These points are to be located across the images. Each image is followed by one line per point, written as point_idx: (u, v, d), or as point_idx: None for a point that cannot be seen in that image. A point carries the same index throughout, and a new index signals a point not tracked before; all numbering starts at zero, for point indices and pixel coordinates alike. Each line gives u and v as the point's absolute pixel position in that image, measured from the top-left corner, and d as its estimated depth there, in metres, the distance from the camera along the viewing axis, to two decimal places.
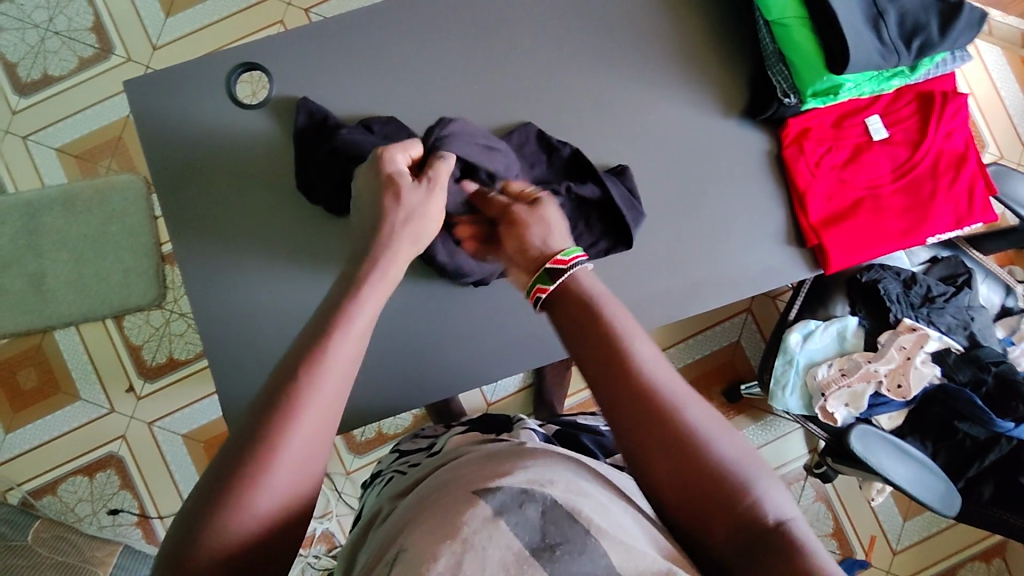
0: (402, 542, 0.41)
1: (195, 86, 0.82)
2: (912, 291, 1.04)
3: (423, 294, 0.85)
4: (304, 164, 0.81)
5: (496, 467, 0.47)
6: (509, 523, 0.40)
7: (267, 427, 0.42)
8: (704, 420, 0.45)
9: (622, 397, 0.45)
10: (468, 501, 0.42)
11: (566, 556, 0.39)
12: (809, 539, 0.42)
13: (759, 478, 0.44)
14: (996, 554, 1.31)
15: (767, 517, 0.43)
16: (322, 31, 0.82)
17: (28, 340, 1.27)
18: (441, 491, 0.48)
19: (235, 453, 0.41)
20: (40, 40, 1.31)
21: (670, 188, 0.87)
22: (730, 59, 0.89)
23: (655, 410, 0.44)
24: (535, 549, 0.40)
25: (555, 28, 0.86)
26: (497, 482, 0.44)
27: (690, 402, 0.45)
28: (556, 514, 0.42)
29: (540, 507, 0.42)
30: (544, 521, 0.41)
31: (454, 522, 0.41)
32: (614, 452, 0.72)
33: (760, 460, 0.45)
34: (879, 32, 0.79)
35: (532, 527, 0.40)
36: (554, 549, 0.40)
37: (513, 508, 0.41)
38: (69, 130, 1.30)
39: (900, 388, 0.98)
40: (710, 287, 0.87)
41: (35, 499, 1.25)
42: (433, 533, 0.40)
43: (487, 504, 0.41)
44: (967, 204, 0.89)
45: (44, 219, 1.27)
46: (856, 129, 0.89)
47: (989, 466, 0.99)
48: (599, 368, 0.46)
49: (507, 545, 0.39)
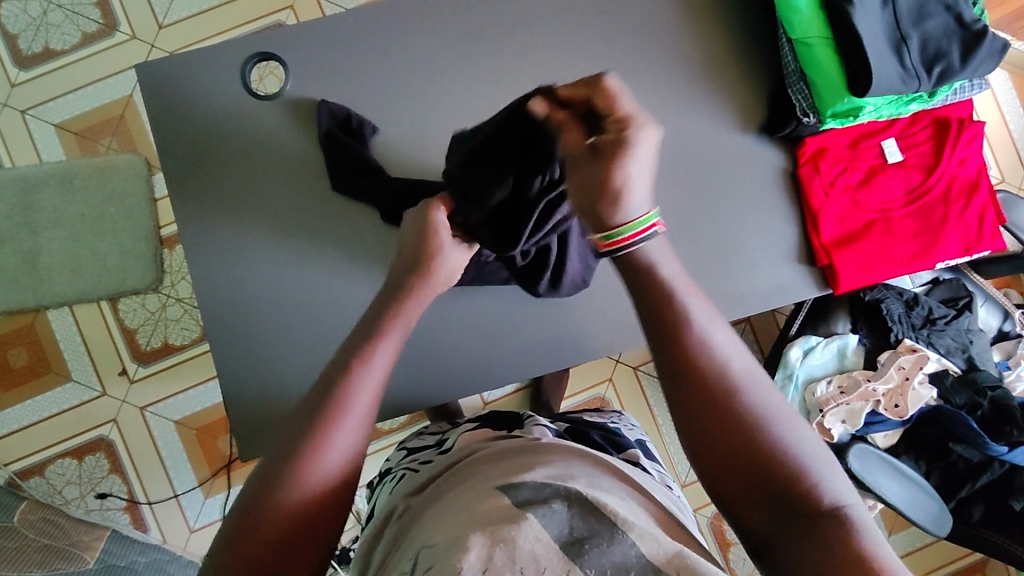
0: (425, 538, 0.42)
1: (209, 73, 0.80)
2: (914, 312, 1.05)
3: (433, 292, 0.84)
4: (338, 166, 0.81)
5: (518, 462, 0.48)
6: (535, 514, 0.40)
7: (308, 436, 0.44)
8: (765, 403, 0.44)
9: (680, 378, 0.45)
10: (497, 497, 0.43)
11: (596, 550, 0.39)
12: (868, 528, 0.41)
13: (821, 470, 0.43)
14: (976, 571, 1.34)
15: (827, 502, 0.41)
16: (341, 26, 0.81)
17: (20, 318, 1.25)
18: (460, 488, 0.48)
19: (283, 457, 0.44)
20: (43, 12, 1.28)
21: (681, 202, 0.87)
22: (751, 75, 0.89)
23: (709, 394, 0.44)
24: (564, 543, 0.39)
25: (577, 35, 0.85)
26: (522, 477, 0.45)
27: (747, 382, 0.45)
28: (582, 509, 0.42)
29: (566, 502, 0.42)
30: (571, 516, 0.41)
31: (481, 514, 0.41)
32: (629, 449, 0.72)
33: (823, 449, 0.44)
34: (901, 57, 0.79)
35: (559, 521, 0.40)
36: (581, 543, 0.39)
37: (540, 503, 0.42)
38: (69, 106, 1.27)
39: (896, 408, 0.98)
40: (719, 301, 0.87)
41: (22, 480, 1.23)
42: (458, 528, 0.41)
43: (511, 501, 0.42)
44: (976, 231, 0.90)
45: (41, 196, 1.25)
46: (872, 152, 0.90)
47: (980, 488, 1.00)
48: (664, 346, 0.46)
49: (536, 537, 0.39)
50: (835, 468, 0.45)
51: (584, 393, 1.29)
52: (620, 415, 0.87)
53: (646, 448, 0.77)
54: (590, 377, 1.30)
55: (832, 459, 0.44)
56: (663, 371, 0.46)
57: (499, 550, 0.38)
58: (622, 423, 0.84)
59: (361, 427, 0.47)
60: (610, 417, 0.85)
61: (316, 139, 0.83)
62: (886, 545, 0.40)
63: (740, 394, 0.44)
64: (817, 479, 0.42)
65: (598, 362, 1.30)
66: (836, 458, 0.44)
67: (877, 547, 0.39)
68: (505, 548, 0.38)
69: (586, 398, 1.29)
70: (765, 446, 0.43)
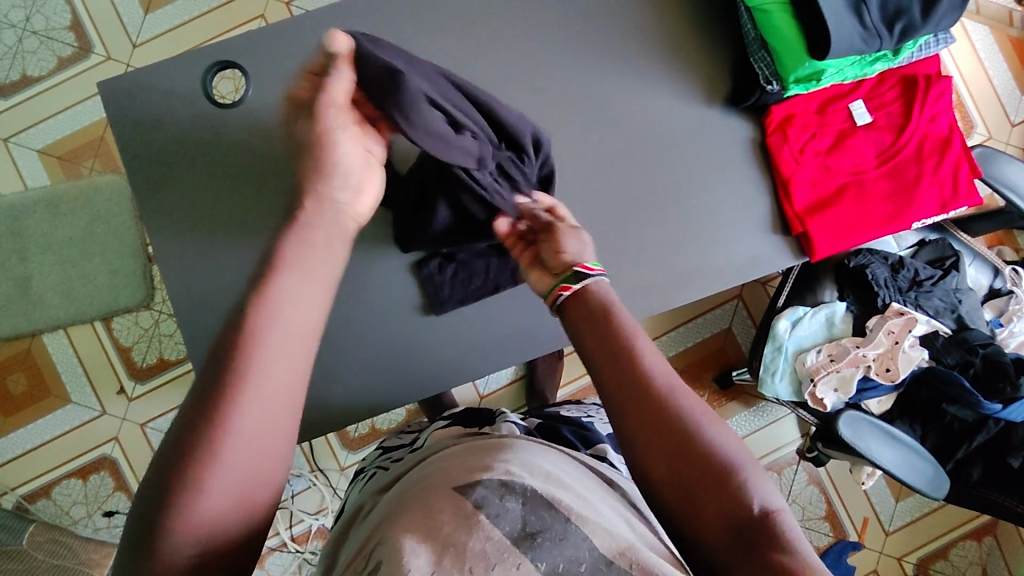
0: (382, 534, 0.41)
1: (170, 85, 0.80)
2: (900, 275, 1.04)
3: (425, 309, 0.84)
4: None
5: (479, 460, 0.46)
6: (488, 514, 0.40)
7: (200, 438, 0.40)
8: (694, 412, 0.45)
9: (619, 392, 0.47)
10: (450, 498, 0.42)
11: (547, 544, 0.39)
12: (794, 534, 0.41)
13: (750, 474, 0.43)
14: (987, 533, 1.32)
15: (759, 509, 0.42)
16: (297, 27, 0.81)
17: (17, 344, 1.27)
18: (421, 484, 0.47)
19: (171, 468, 0.39)
20: (17, 39, 1.29)
21: (653, 181, 0.87)
22: (714, 47, 0.88)
23: (645, 403, 0.46)
24: (516, 538, 0.39)
25: (536, 21, 0.85)
26: (478, 475, 0.43)
27: (684, 393, 0.46)
28: (537, 504, 0.41)
29: (520, 499, 0.41)
30: (525, 511, 0.41)
31: (434, 514, 0.41)
32: (598, 444, 0.70)
33: (750, 454, 0.45)
34: (861, 16, 0.78)
35: (513, 517, 0.40)
36: (534, 537, 0.40)
37: (494, 498, 0.41)
38: (50, 131, 1.28)
39: (888, 372, 0.98)
40: (696, 276, 0.87)
41: (30, 503, 1.25)
42: (414, 524, 0.40)
43: (468, 500, 0.41)
44: (951, 187, 0.89)
45: (29, 222, 1.26)
46: (840, 115, 0.89)
47: (977, 448, 1.00)
48: (608, 365, 0.48)
49: (487, 537, 0.39)
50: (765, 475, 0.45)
51: (579, 380, 1.29)
52: (600, 410, 0.87)
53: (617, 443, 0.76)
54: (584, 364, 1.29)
55: (758, 463, 0.45)
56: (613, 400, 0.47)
57: (447, 555, 0.38)
58: (597, 416, 0.83)
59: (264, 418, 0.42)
60: (587, 411, 0.84)
61: None
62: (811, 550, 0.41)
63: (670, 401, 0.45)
64: (748, 485, 0.43)
65: None
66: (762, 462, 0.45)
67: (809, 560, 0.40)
68: (455, 553, 0.38)
69: (583, 385, 1.29)
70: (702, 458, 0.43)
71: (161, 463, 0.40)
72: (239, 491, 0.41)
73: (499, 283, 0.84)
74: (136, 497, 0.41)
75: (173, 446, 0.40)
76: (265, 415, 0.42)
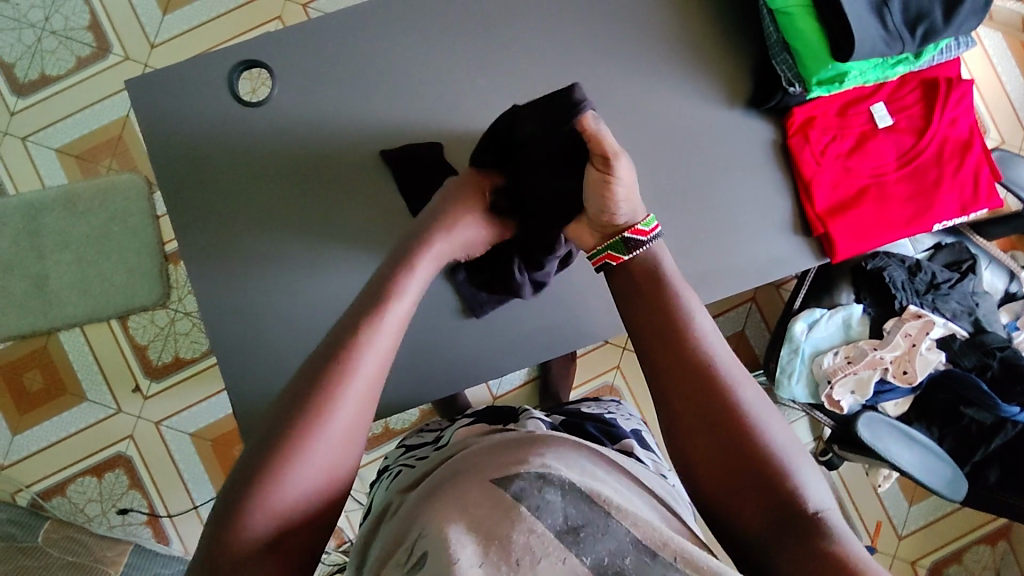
0: (422, 526, 0.42)
1: (197, 83, 0.81)
2: (917, 278, 1.04)
3: (464, 311, 0.85)
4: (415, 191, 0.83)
5: (517, 454, 0.46)
6: (529, 507, 0.41)
7: (284, 446, 0.44)
8: (755, 405, 0.48)
9: (684, 377, 0.49)
10: (488, 489, 0.42)
11: (591, 538, 0.40)
12: (842, 531, 0.44)
13: (803, 470, 0.47)
14: (1001, 537, 1.32)
15: (812, 506, 0.45)
16: (324, 27, 0.82)
17: (33, 342, 1.27)
18: (456, 476, 0.48)
19: (253, 467, 0.44)
20: (37, 39, 1.30)
21: (674, 182, 0.87)
22: (735, 49, 0.89)
23: (710, 393, 0.48)
24: (558, 532, 0.40)
25: (559, 22, 0.85)
26: (515, 467, 0.44)
27: (746, 386, 0.49)
28: (577, 496, 0.42)
29: (560, 490, 0.42)
30: (566, 504, 0.41)
31: (475, 506, 0.41)
32: (623, 440, 0.72)
33: (801, 450, 0.48)
34: (883, 19, 0.79)
35: (554, 511, 0.41)
36: (577, 531, 0.40)
37: (534, 493, 0.42)
38: (68, 130, 1.29)
39: (905, 374, 0.98)
40: (716, 277, 0.87)
41: (44, 500, 1.25)
42: (459, 514, 0.41)
43: (507, 492, 0.42)
44: (972, 190, 0.89)
45: (46, 221, 1.27)
46: (860, 118, 0.90)
47: (994, 450, 1.00)
48: (673, 349, 0.50)
49: (530, 530, 0.40)
50: (814, 472, 0.48)
51: (592, 381, 1.29)
52: (620, 406, 0.87)
53: (642, 439, 0.76)
54: (598, 365, 1.30)
55: (811, 461, 0.48)
56: (669, 379, 0.49)
57: (493, 547, 0.39)
58: (619, 413, 0.84)
59: (345, 434, 0.46)
60: (609, 408, 0.85)
61: (335, 152, 0.84)
62: (857, 545, 0.44)
63: (733, 393, 0.48)
64: (801, 482, 0.46)
65: (605, 349, 1.30)
66: (811, 459, 0.48)
67: (850, 550, 0.43)
68: (499, 545, 0.39)
69: (595, 387, 1.29)
70: (762, 450, 0.46)
71: (245, 462, 0.45)
72: (314, 494, 0.45)
73: (536, 281, 0.84)
74: (223, 487, 0.45)
75: (260, 446, 0.45)
76: (349, 428, 0.47)
